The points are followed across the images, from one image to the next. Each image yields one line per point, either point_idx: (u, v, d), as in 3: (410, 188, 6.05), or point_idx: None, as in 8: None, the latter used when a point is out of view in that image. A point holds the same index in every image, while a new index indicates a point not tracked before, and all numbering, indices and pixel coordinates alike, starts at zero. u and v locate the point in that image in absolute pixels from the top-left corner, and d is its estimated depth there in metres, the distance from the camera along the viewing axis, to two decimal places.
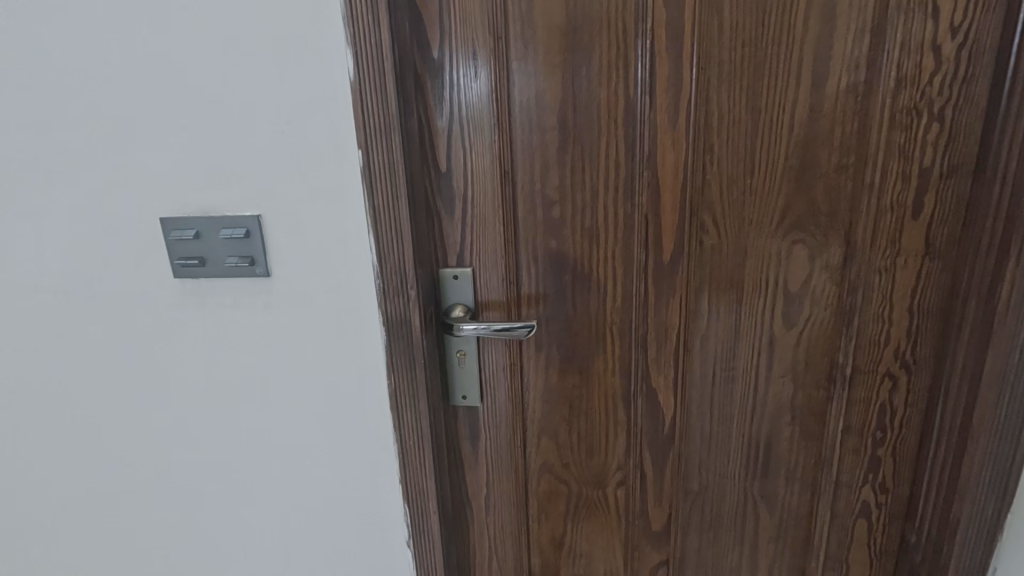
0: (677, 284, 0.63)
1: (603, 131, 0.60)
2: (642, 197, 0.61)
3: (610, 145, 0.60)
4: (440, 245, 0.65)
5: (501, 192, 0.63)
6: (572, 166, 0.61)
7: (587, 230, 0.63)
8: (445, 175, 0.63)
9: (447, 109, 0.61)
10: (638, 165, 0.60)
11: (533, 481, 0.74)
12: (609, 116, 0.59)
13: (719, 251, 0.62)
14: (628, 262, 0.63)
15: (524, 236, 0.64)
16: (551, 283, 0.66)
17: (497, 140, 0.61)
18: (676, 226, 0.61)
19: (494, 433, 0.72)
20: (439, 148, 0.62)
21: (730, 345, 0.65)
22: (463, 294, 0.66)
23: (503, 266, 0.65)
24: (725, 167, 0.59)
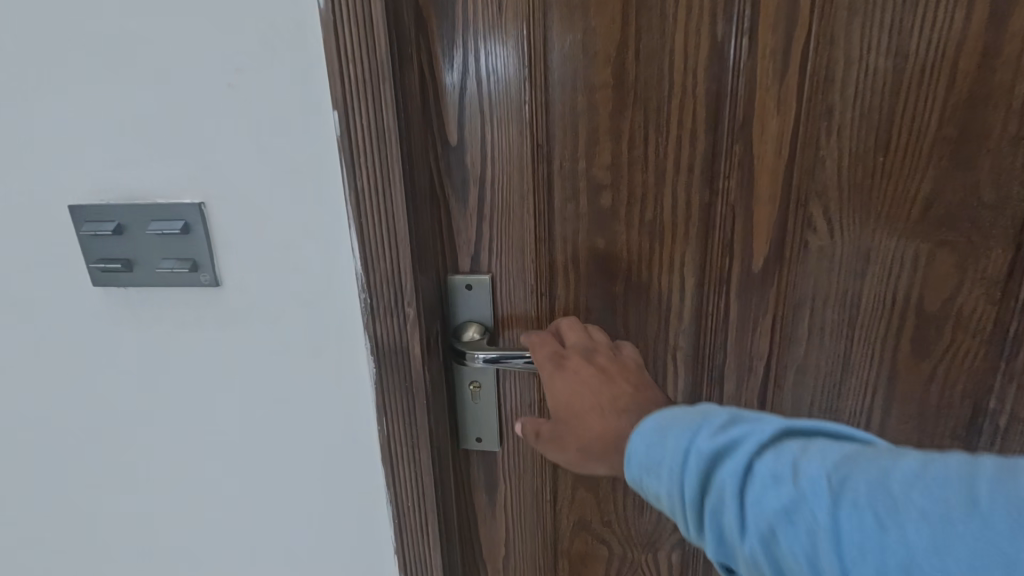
0: (770, 299, 0.47)
1: (677, 89, 0.43)
2: (728, 181, 0.44)
3: (685, 107, 0.43)
4: (450, 244, 0.49)
5: (532, 173, 0.46)
6: (631, 137, 0.45)
7: (648, 226, 0.47)
8: (457, 150, 0.46)
9: (460, 58, 0.44)
10: (725, 137, 0.43)
11: (564, 540, 0.59)
12: (687, 66, 0.42)
13: (831, 257, 0.45)
14: (702, 269, 0.47)
15: (563, 233, 0.48)
16: (595, 295, 0.50)
17: (528, 101, 0.45)
18: (774, 221, 0.45)
19: (518, 482, 0.56)
20: (448, 111, 0.45)
21: (837, 381, 0.49)
22: (477, 310, 0.50)
23: (534, 271, 0.49)
24: (850, 139, 0.42)
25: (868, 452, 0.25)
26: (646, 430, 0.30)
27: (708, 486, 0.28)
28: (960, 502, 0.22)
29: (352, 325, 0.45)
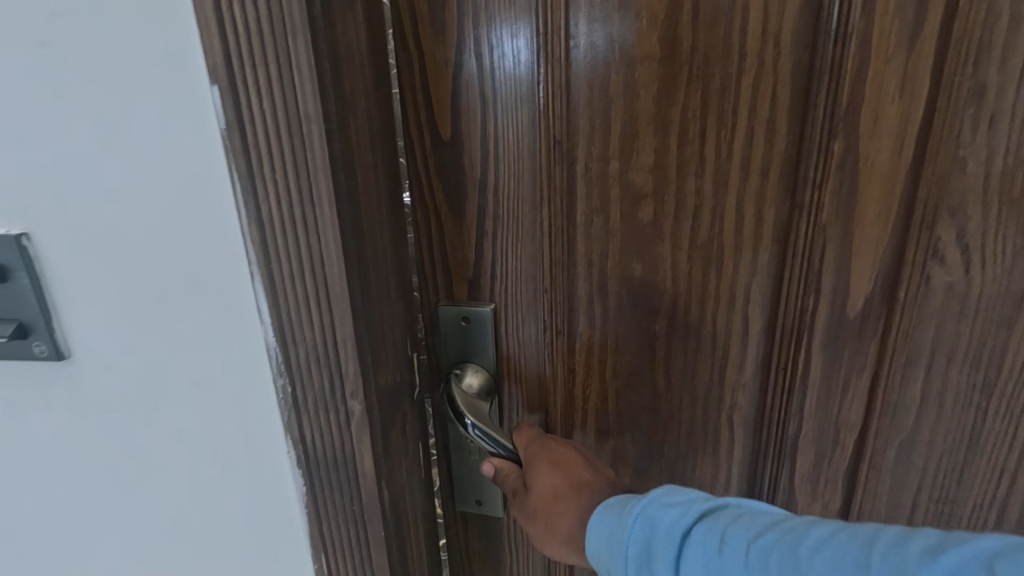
0: (867, 354, 0.34)
1: (750, 63, 0.31)
2: (820, 192, 0.32)
3: (760, 87, 0.31)
4: (442, 266, 0.38)
5: (546, 180, 0.35)
6: (681, 134, 0.33)
7: (701, 251, 0.35)
8: (448, 146, 0.35)
9: (452, 25, 0.33)
10: (818, 130, 0.31)
11: None
12: (765, 32, 0.30)
13: (963, 300, 0.32)
14: (774, 310, 0.35)
15: (586, 258, 0.37)
16: (628, 335, 0.38)
17: (542, 83, 0.34)
18: (885, 247, 0.32)
19: (526, 554, 0.46)
20: (439, 98, 0.35)
21: (959, 465, 0.36)
22: (475, 351, 0.40)
23: (547, 304, 0.38)
24: (1010, 133, 0.29)
25: (771, 516, 0.26)
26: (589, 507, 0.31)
27: (652, 561, 0.27)
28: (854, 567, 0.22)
29: (266, 412, 0.33)
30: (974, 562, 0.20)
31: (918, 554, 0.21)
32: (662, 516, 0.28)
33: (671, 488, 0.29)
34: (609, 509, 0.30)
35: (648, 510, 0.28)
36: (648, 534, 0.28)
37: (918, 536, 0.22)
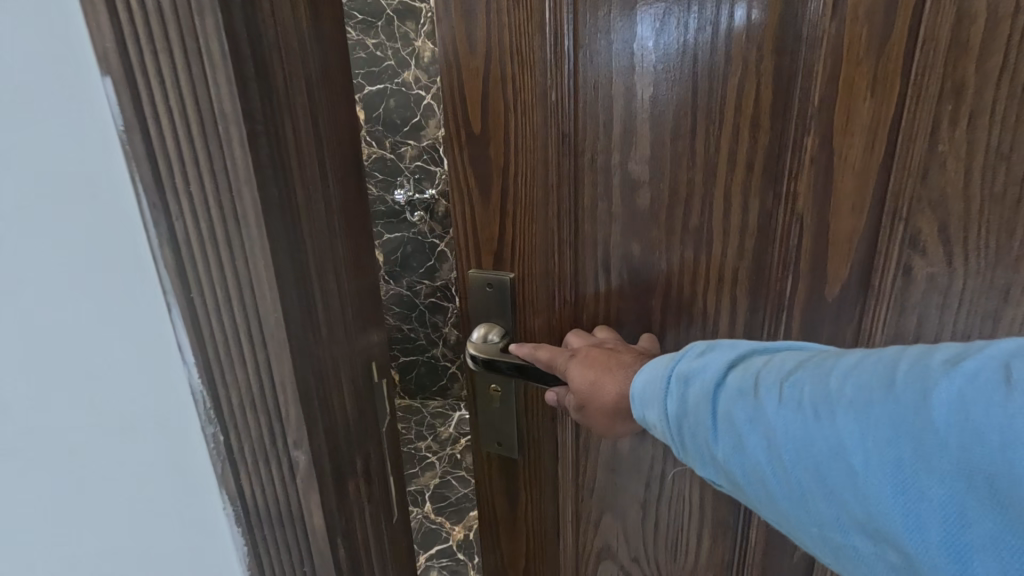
0: (845, 337, 0.37)
1: (734, 67, 0.35)
2: (796, 182, 0.35)
3: (744, 90, 0.35)
4: (472, 240, 0.46)
5: (558, 167, 0.41)
6: (672, 130, 0.37)
7: (693, 235, 0.39)
8: (478, 140, 0.43)
9: (482, 38, 0.40)
10: (795, 126, 0.34)
11: (586, 566, 0.54)
12: (749, 37, 0.34)
13: (947, 291, 0.33)
14: (758, 291, 0.38)
15: (592, 236, 0.42)
16: (627, 312, 0.43)
17: (556, 83, 0.39)
18: (859, 235, 0.35)
19: (540, 499, 0.53)
20: (473, 98, 0.42)
21: None
22: (497, 312, 0.47)
23: (556, 275, 0.44)
24: (992, 131, 0.30)
25: (805, 354, 0.28)
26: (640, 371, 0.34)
27: (687, 406, 0.30)
28: (881, 388, 0.23)
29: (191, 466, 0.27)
30: (992, 364, 0.21)
31: (938, 366, 0.22)
32: (698, 367, 0.30)
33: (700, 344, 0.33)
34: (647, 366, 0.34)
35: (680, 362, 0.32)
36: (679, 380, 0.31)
37: (938, 352, 0.23)
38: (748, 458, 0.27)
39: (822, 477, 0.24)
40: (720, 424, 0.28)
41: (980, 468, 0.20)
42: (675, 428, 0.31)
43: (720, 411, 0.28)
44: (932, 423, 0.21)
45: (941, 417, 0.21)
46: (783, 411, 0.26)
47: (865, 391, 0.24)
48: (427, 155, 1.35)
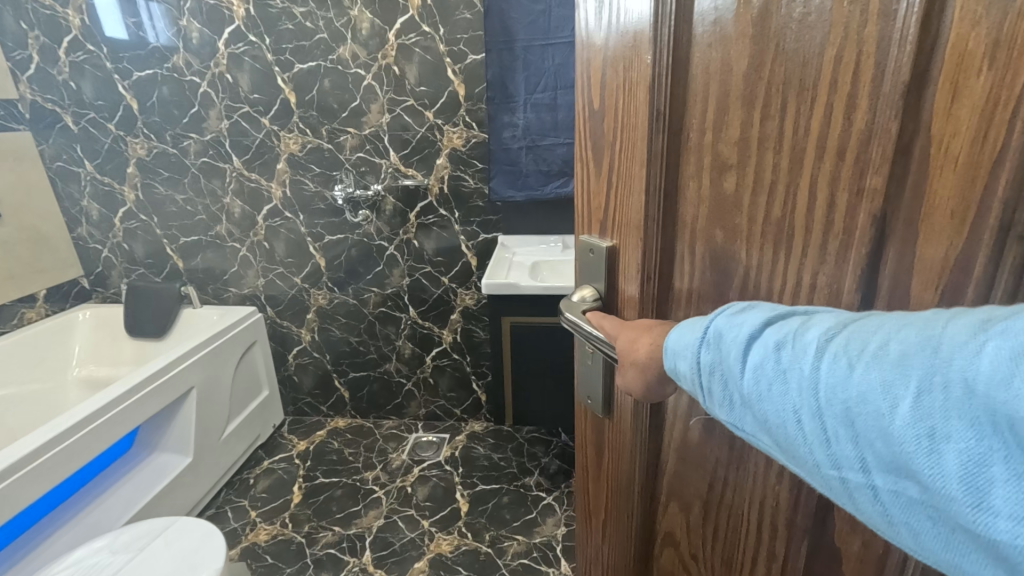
0: None
1: (835, 48, 0.48)
2: (875, 183, 0.49)
3: (837, 78, 0.48)
4: (592, 195, 0.76)
5: (650, 146, 0.64)
6: (755, 125, 0.55)
7: (777, 224, 0.56)
8: (597, 112, 0.71)
9: (614, 43, 0.65)
10: (884, 122, 0.47)
11: (657, 480, 0.82)
12: (854, 54, 0.47)
13: None
14: (857, 277, 0.52)
15: (686, 213, 0.65)
16: (706, 286, 0.65)
17: (655, 72, 0.61)
18: (963, 243, 0.45)
19: (621, 461, 0.85)
20: (597, 93, 0.70)
21: None
22: (595, 280, 0.79)
23: (642, 244, 0.69)
24: None
25: (823, 333, 0.46)
26: (707, 341, 0.55)
27: (720, 358, 0.53)
28: (926, 357, 0.39)
29: None
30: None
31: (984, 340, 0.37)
32: (742, 333, 0.52)
33: (744, 308, 0.55)
34: (689, 322, 0.59)
35: (723, 319, 0.55)
36: (722, 333, 0.54)
37: (975, 327, 0.38)
38: (800, 413, 0.46)
39: (848, 420, 0.43)
40: (757, 371, 0.50)
41: (992, 420, 0.35)
42: (709, 373, 0.55)
43: (749, 366, 0.50)
44: (981, 392, 0.36)
45: (988, 377, 0.35)
46: (826, 374, 0.44)
47: (896, 350, 0.41)
48: (368, 144, 3.06)
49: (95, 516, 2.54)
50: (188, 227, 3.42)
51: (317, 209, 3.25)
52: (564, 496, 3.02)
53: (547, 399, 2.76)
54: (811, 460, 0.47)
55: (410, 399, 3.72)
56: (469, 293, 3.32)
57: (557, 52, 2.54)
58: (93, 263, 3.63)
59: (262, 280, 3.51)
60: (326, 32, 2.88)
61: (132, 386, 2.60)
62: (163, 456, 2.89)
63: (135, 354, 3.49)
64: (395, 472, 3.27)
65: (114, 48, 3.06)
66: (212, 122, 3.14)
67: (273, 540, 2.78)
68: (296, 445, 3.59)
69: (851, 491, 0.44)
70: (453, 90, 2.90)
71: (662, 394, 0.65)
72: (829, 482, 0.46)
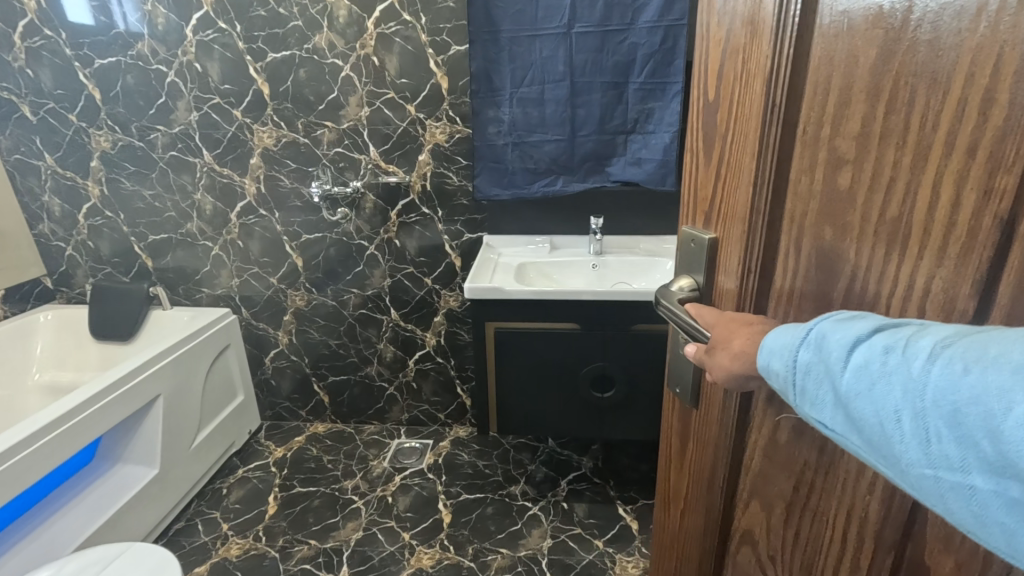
0: None
1: (969, 39, 0.45)
2: (1002, 183, 0.44)
3: (975, 70, 0.45)
4: (698, 185, 0.78)
5: (762, 137, 0.65)
6: (876, 118, 0.53)
7: (891, 224, 0.53)
8: (711, 104, 0.73)
9: (737, 31, 0.67)
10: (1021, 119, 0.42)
11: (739, 477, 0.81)
12: (995, 41, 0.43)
13: None
14: (975, 286, 0.47)
15: (793, 208, 0.64)
16: (809, 286, 0.63)
17: (775, 65, 0.62)
18: None
19: (703, 452, 0.87)
20: (714, 81, 0.72)
21: None
22: (693, 271, 0.81)
23: (745, 236, 0.70)
24: None
25: (940, 337, 0.43)
26: (810, 343, 0.52)
27: (823, 353, 0.51)
28: None
29: None
30: None
31: None
32: (847, 335, 0.49)
33: (852, 315, 0.51)
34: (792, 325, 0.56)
35: (830, 322, 0.52)
36: (825, 336, 0.51)
37: None
38: (895, 407, 0.45)
39: (952, 416, 0.41)
40: (862, 367, 0.47)
41: None
42: (804, 371, 0.53)
43: (854, 362, 0.48)
44: None
45: None
46: (935, 373, 0.42)
47: (1015, 358, 0.38)
48: (346, 139, 2.92)
49: (48, 535, 2.38)
50: (157, 225, 3.25)
51: (293, 206, 3.10)
52: (550, 506, 2.92)
53: (535, 408, 2.65)
54: (901, 459, 0.45)
55: (393, 403, 3.60)
56: (452, 295, 3.21)
57: (544, 44, 2.43)
58: (55, 262, 3.43)
59: (236, 281, 3.35)
60: (300, 19, 2.73)
61: (92, 394, 2.43)
62: (126, 469, 2.74)
63: (100, 358, 3.31)
64: (376, 480, 3.16)
65: (75, 34, 2.88)
66: (181, 113, 2.98)
67: (245, 555, 2.66)
68: (273, 452, 3.45)
69: (945, 494, 0.43)
70: (436, 82, 2.78)
71: (744, 385, 0.65)
72: (920, 481, 0.44)
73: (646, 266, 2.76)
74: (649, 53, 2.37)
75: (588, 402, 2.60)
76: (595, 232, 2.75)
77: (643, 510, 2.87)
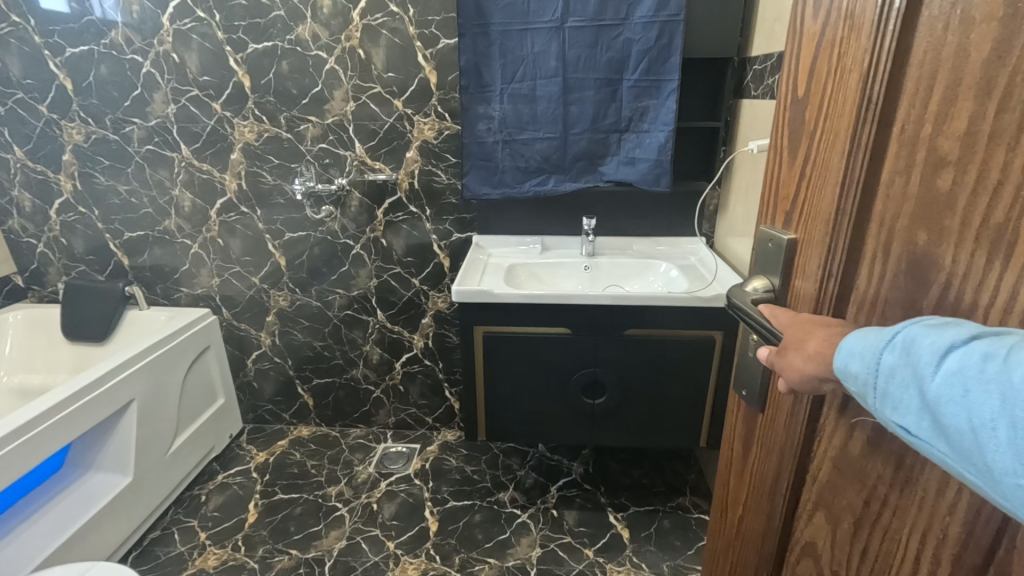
0: None
1: None
2: None
3: None
4: (784, 184, 0.75)
5: (854, 133, 0.60)
6: (985, 115, 0.45)
7: (998, 234, 0.45)
8: (804, 100, 0.69)
9: (837, 23, 0.62)
10: None
11: (805, 491, 0.76)
12: None
13: None
14: None
15: (880, 211, 0.58)
16: (896, 294, 0.56)
17: (872, 58, 0.57)
18: None
19: (768, 460, 0.84)
20: (810, 75, 0.68)
21: None
22: (768, 275, 0.77)
23: (826, 238, 0.65)
24: None
25: None
26: (896, 345, 0.47)
27: (911, 357, 0.46)
28: None
29: None
30: None
31: None
32: (940, 337, 0.44)
33: (943, 319, 0.46)
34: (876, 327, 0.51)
35: (918, 327, 0.46)
36: (915, 340, 0.46)
37: None
38: (991, 415, 0.40)
39: None
40: (956, 372, 0.42)
41: None
42: (886, 375, 0.47)
43: (947, 368, 0.43)
44: None
45: None
46: None
47: None
48: (331, 135, 2.81)
49: (8, 552, 2.24)
50: (133, 221, 3.13)
51: (275, 203, 2.99)
52: (539, 513, 2.85)
53: (527, 413, 2.57)
54: (992, 471, 0.40)
55: (379, 406, 3.50)
56: (441, 296, 3.13)
57: (535, 38, 2.35)
58: (26, 259, 3.29)
59: (216, 280, 3.24)
60: (282, 8, 2.62)
61: (63, 398, 2.32)
62: (96, 477, 2.62)
63: (72, 361, 3.18)
64: (361, 487, 3.07)
65: (44, 20, 2.74)
66: (158, 106, 2.86)
67: (222, 566, 2.56)
68: (255, 457, 3.34)
69: None
70: (425, 76, 2.68)
71: (817, 389, 0.61)
72: (1010, 494, 0.39)
73: (639, 269, 2.69)
74: (644, 49, 2.30)
75: (576, 408, 2.52)
76: (588, 233, 2.66)
77: (635, 518, 2.81)
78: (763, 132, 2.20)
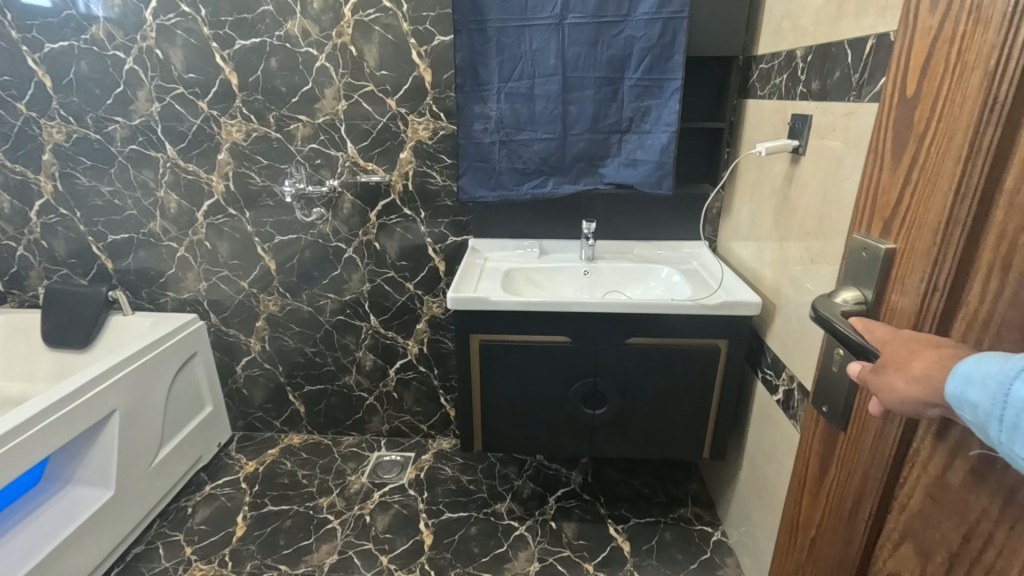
0: None
1: None
2: None
3: None
4: (883, 187, 0.83)
5: (972, 139, 0.66)
6: None
7: None
8: (912, 99, 0.77)
9: (954, 28, 0.69)
10: None
11: (888, 518, 0.84)
12: None
13: None
14: None
15: (999, 224, 0.64)
16: (1013, 315, 0.62)
17: (998, 65, 0.63)
18: None
19: (849, 482, 0.92)
20: (919, 76, 0.76)
21: None
22: (863, 285, 0.86)
23: (935, 254, 0.72)
24: None
25: None
26: None
27: None
28: None
29: None
30: None
31: None
32: None
33: None
34: (1003, 357, 0.61)
35: None
36: None
37: None
38: None
39: None
40: None
41: None
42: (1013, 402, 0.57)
43: None
44: None
45: None
46: None
47: None
48: (322, 135, 2.72)
49: None
50: (115, 224, 3.02)
51: (264, 205, 2.90)
52: (538, 526, 2.77)
53: (526, 424, 2.48)
54: None
55: (372, 414, 3.41)
56: (436, 301, 3.03)
57: (534, 35, 2.26)
58: (7, 263, 3.19)
59: (203, 284, 3.13)
60: (271, 3, 2.52)
61: (44, 406, 2.23)
62: (75, 490, 2.51)
63: (51, 369, 3.08)
64: (353, 498, 2.97)
65: (22, 14, 2.64)
66: (142, 104, 2.75)
67: None
68: (244, 466, 3.24)
69: None
70: (419, 74, 2.59)
71: (919, 411, 0.70)
72: None
73: (640, 273, 2.60)
74: (646, 47, 2.22)
75: (576, 418, 2.44)
76: (587, 237, 2.58)
77: (635, 530, 2.73)
78: (769, 133, 2.13)
